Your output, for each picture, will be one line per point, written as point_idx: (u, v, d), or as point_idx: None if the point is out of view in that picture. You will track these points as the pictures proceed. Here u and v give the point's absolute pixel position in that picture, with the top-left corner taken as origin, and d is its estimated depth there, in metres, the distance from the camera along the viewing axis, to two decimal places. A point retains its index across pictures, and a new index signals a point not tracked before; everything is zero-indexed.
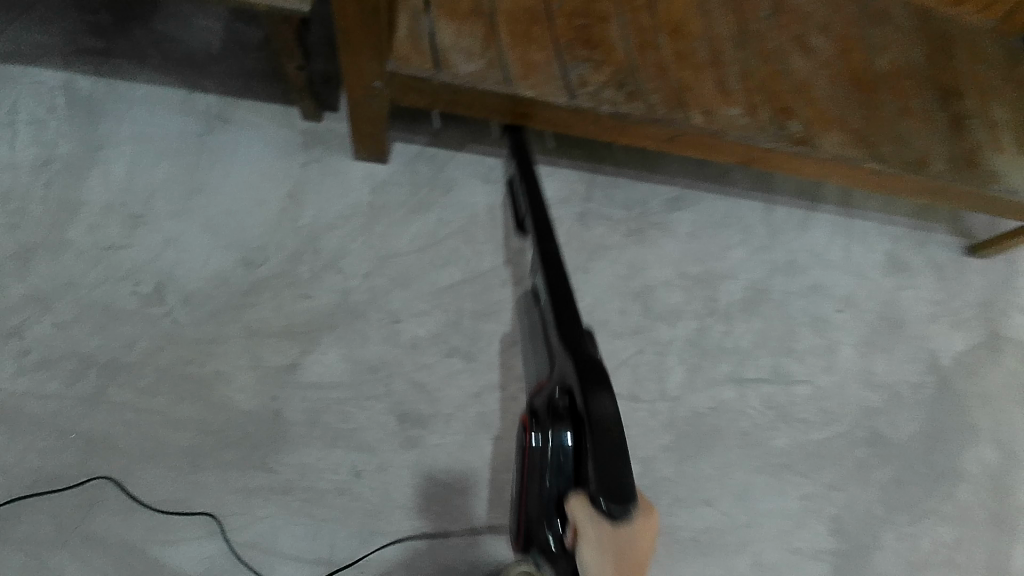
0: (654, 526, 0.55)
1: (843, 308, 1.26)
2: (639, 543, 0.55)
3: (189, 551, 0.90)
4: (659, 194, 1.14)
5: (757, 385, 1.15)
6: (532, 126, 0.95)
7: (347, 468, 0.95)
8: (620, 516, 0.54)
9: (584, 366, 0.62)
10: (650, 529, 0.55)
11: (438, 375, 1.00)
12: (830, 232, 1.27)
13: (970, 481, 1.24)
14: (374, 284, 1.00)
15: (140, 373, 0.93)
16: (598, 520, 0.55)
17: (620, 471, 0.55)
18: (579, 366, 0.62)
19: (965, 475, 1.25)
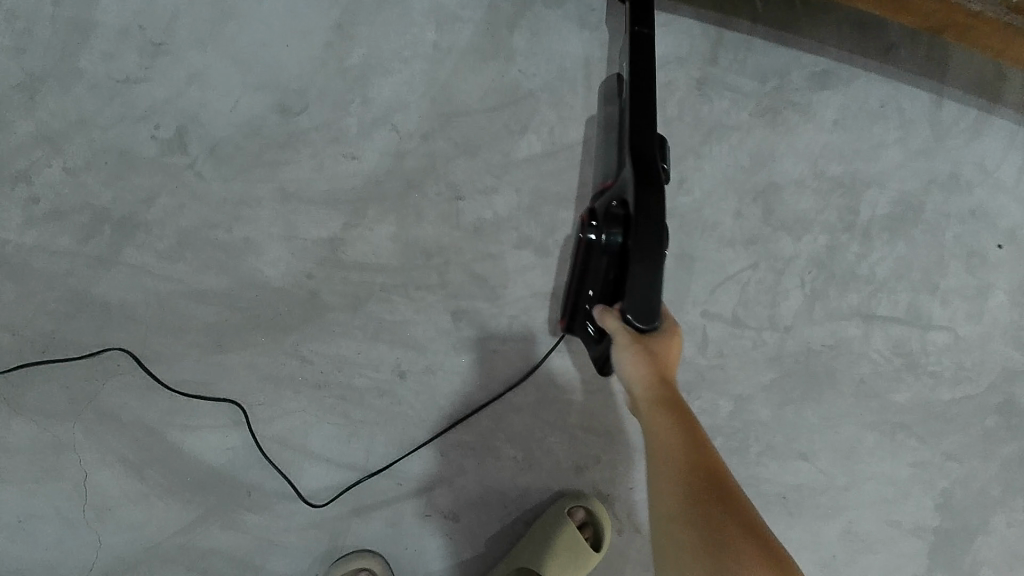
0: (678, 340, 0.60)
1: (1005, 244, 0.99)
2: (663, 352, 0.59)
3: (211, 440, 0.80)
4: (803, 64, 0.89)
5: (887, 325, 0.94)
6: None
7: (391, 366, 0.81)
8: (650, 325, 0.58)
9: (638, 165, 0.62)
10: (672, 337, 0.60)
11: (504, 269, 0.82)
12: (1006, 142, 0.98)
13: None
14: (435, 149, 0.81)
15: (161, 235, 0.79)
16: (625, 329, 0.59)
17: (650, 289, 0.58)
18: (633, 164, 0.63)
19: None
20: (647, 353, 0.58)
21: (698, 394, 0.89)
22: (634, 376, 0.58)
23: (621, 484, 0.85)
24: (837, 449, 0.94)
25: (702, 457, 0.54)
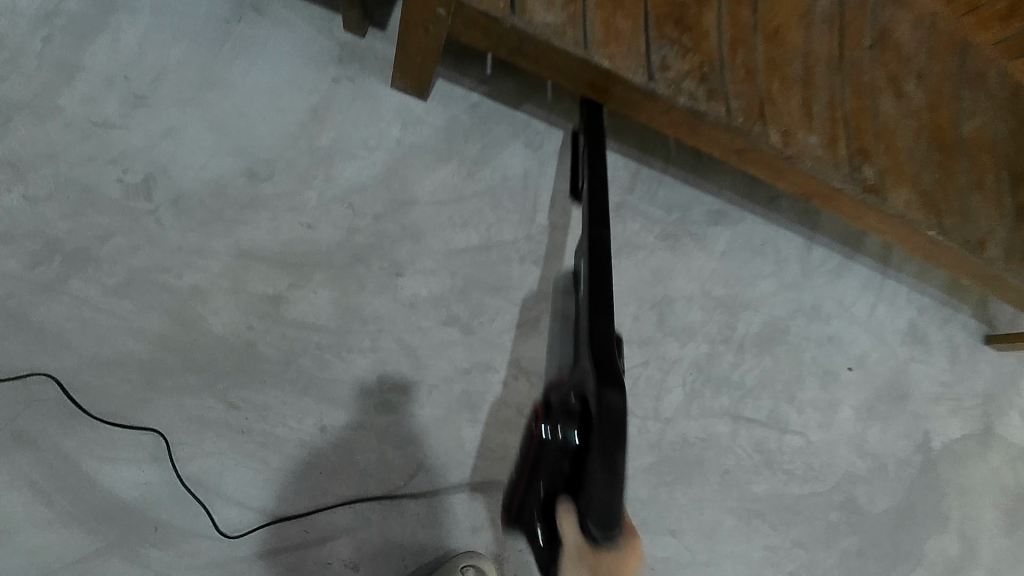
0: (637, 551, 0.59)
1: (854, 367, 1.23)
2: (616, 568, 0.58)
3: (126, 473, 0.81)
4: (702, 204, 1.12)
5: (750, 425, 1.11)
6: (596, 99, 0.88)
7: (313, 419, 0.87)
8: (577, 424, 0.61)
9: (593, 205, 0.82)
10: (633, 552, 0.58)
11: (431, 342, 0.93)
12: (862, 285, 1.26)
13: (926, 566, 1.29)
14: (383, 229, 0.93)
15: (110, 271, 0.83)
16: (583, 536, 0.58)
17: (610, 355, 0.64)
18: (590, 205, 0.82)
19: (923, 560, 1.29)
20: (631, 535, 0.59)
21: None
22: None
23: (513, 547, 0.94)
24: (703, 531, 1.06)
25: None
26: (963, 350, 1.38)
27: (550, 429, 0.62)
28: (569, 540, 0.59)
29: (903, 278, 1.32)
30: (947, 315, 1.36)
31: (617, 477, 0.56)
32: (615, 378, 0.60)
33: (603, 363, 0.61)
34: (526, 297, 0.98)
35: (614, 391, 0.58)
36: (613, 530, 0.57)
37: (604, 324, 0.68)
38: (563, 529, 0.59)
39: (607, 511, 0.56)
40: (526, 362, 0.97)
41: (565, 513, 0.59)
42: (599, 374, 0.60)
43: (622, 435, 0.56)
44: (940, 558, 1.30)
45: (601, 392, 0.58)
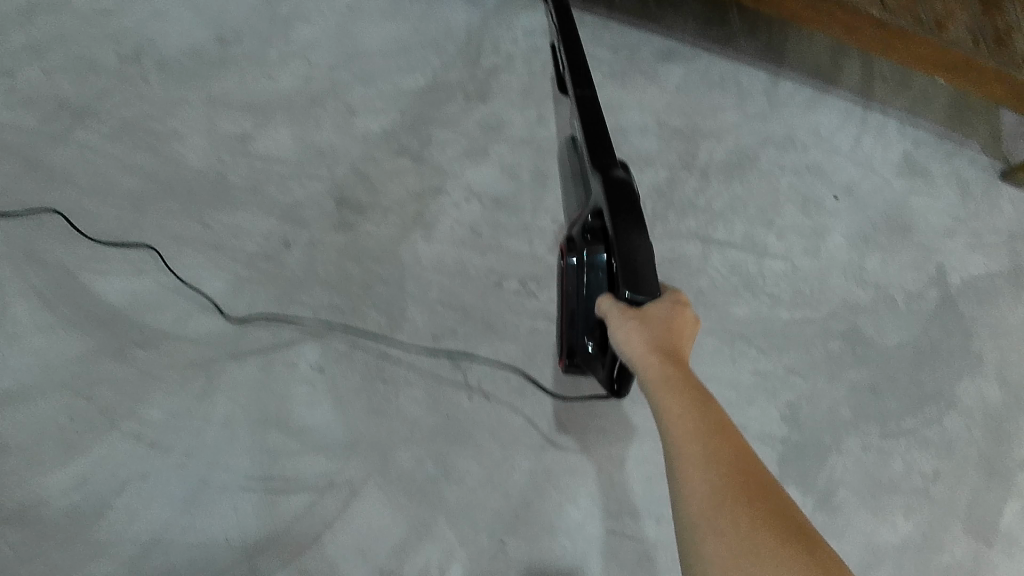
0: (684, 311, 0.67)
1: (841, 196, 1.19)
2: (665, 321, 0.66)
3: (117, 283, 0.93)
4: (651, 45, 1.18)
5: (723, 247, 1.10)
6: None
7: (278, 236, 0.96)
8: (636, 299, 0.68)
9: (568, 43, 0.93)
10: (677, 307, 0.67)
11: (384, 171, 1.01)
12: (839, 117, 1.23)
13: (961, 411, 1.13)
14: (337, 77, 1.05)
15: (107, 121, 0.98)
16: (618, 304, 0.69)
17: (607, 150, 0.79)
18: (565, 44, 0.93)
19: (959, 405, 1.13)
20: (683, 306, 0.68)
21: (546, 283, 1.01)
22: (631, 348, 0.65)
23: (475, 356, 0.97)
24: None
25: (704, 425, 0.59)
26: (975, 186, 1.26)
27: (579, 255, 0.80)
28: (612, 311, 0.69)
29: (890, 113, 1.27)
30: (950, 150, 1.27)
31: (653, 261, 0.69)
32: (634, 210, 0.73)
33: (619, 194, 0.73)
34: (474, 130, 1.05)
35: (637, 225, 0.71)
36: (645, 290, 0.68)
37: (608, 154, 0.79)
38: (607, 313, 0.70)
39: (646, 278, 0.69)
40: (477, 187, 1.03)
41: (605, 302, 0.71)
42: (623, 215, 0.72)
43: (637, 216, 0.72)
44: (980, 404, 1.14)
45: (608, 184, 0.75)
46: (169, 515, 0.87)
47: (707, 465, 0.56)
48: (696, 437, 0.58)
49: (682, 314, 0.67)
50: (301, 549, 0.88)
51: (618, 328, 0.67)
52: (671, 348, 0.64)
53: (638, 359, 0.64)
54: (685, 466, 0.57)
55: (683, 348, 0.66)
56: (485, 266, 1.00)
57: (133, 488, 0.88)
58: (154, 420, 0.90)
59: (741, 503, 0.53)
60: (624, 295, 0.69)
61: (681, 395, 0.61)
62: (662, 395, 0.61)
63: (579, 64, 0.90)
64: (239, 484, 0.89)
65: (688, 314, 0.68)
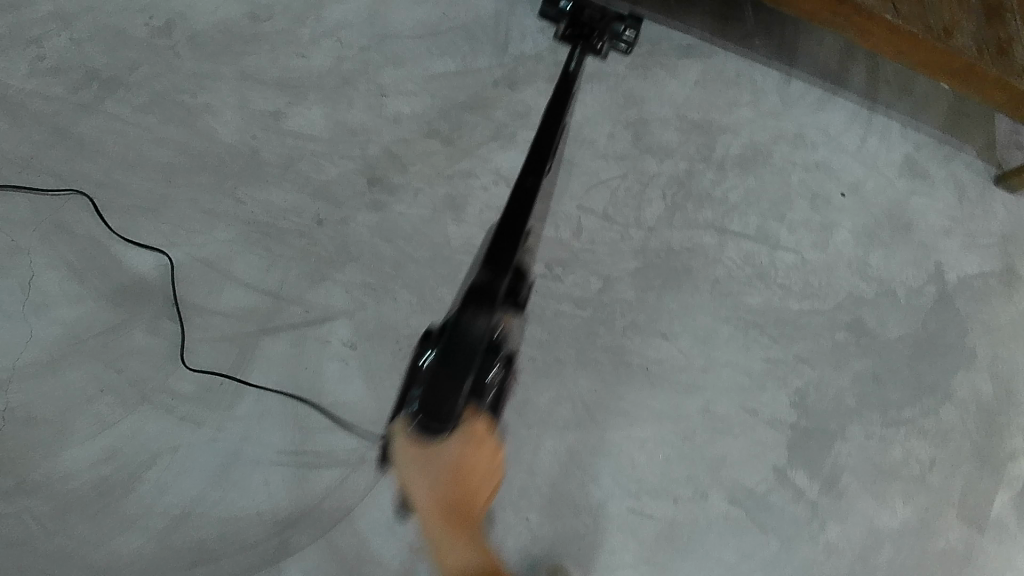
0: (465, 450, 0.57)
1: (848, 194, 1.24)
2: (449, 457, 0.57)
3: (148, 256, 0.92)
4: (672, 38, 1.23)
5: (738, 239, 1.14)
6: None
7: (310, 214, 0.97)
8: (424, 434, 0.53)
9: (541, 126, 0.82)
10: (464, 443, 0.57)
11: (415, 152, 1.03)
12: (846, 118, 1.28)
13: (957, 403, 1.19)
14: (368, 58, 1.06)
15: (137, 94, 0.97)
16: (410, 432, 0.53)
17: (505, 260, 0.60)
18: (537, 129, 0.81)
19: (954, 398, 1.19)
20: (478, 439, 0.57)
21: (572, 269, 1.05)
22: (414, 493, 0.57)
23: None
24: (697, 336, 1.07)
25: (448, 511, 0.57)
26: (971, 190, 1.31)
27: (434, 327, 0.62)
28: (395, 442, 0.56)
29: (894, 115, 1.31)
30: (951, 152, 1.32)
31: (460, 391, 0.51)
32: (485, 304, 0.53)
33: (476, 287, 0.55)
34: (502, 116, 1.08)
35: (479, 316, 0.53)
36: (438, 426, 0.51)
37: (513, 245, 0.61)
38: (392, 439, 0.56)
39: (439, 405, 0.50)
40: (505, 171, 1.05)
41: (396, 421, 0.57)
42: (470, 293, 0.55)
43: (466, 359, 0.51)
44: (974, 398, 1.20)
45: (485, 276, 0.57)
46: (201, 488, 0.89)
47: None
48: (463, 552, 0.58)
49: (476, 432, 0.57)
50: (329, 525, 0.89)
51: (403, 473, 0.58)
52: (457, 500, 0.58)
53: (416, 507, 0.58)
54: (438, 547, 0.59)
55: (480, 485, 0.59)
56: None
57: (163, 462, 0.89)
58: (186, 394, 0.90)
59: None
60: (411, 417, 0.52)
61: (451, 534, 0.59)
62: (430, 527, 0.59)
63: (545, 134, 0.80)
64: (270, 459, 0.90)
65: (473, 454, 0.57)
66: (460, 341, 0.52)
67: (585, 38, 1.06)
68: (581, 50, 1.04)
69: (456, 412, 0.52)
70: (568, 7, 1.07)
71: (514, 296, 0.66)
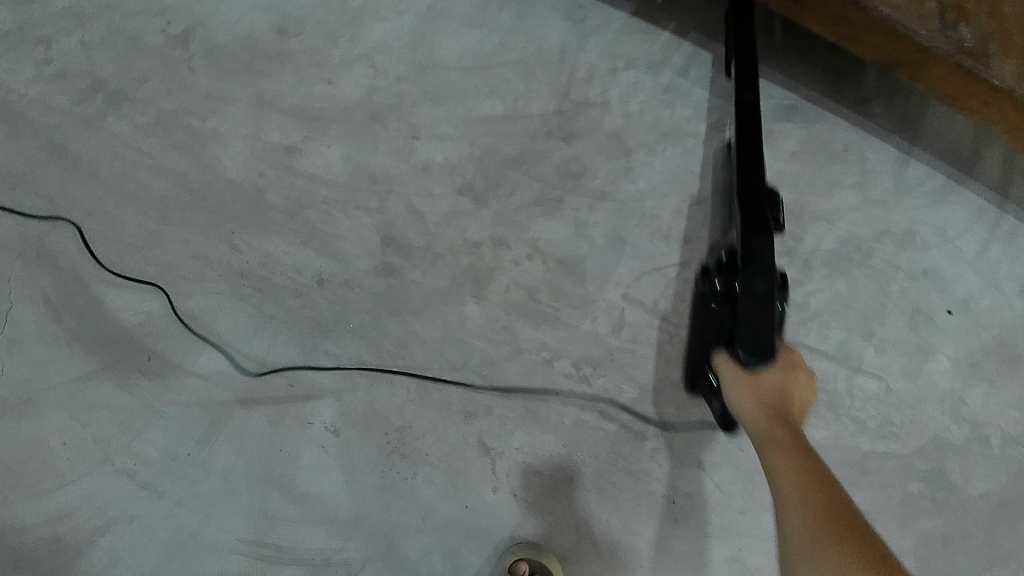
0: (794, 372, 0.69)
1: (955, 312, 1.02)
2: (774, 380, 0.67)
3: (130, 300, 0.83)
4: (771, 98, 1.04)
5: (811, 355, 0.96)
6: None
7: (312, 272, 0.85)
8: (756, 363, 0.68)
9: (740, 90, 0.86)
10: (792, 370, 0.69)
11: (441, 210, 0.88)
12: (969, 216, 1.05)
13: None
14: (404, 91, 0.91)
15: (142, 111, 0.87)
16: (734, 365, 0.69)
17: (757, 211, 0.74)
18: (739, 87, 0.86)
19: None
20: (794, 369, 0.69)
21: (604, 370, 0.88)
22: (743, 407, 0.67)
23: (509, 443, 0.85)
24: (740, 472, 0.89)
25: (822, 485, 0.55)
26: None
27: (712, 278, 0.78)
28: (725, 370, 0.70)
29: None
30: None
31: (764, 335, 0.67)
32: (763, 228, 0.72)
33: (748, 217, 0.73)
34: (550, 176, 0.91)
35: (760, 242, 0.71)
36: (763, 355, 0.67)
37: (757, 178, 0.77)
38: (721, 369, 0.71)
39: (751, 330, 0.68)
40: (543, 244, 0.90)
41: (721, 356, 0.72)
42: (746, 223, 0.73)
43: (767, 271, 0.69)
44: None
45: (750, 231, 0.72)
46: (151, 567, 0.80)
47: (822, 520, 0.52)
48: (824, 479, 0.56)
49: (795, 375, 0.68)
50: None
51: (731, 389, 0.69)
52: (781, 408, 0.65)
53: (750, 422, 0.66)
54: (784, 488, 0.56)
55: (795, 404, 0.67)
56: (538, 340, 0.87)
57: (118, 530, 0.80)
58: (150, 460, 0.81)
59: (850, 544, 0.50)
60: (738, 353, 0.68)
61: (787, 451, 0.59)
62: (772, 453, 0.61)
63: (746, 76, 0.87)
64: (229, 546, 0.80)
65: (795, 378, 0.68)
66: (756, 274, 0.69)
67: None
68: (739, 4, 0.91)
69: (768, 340, 0.67)
70: None
71: (776, 219, 0.78)
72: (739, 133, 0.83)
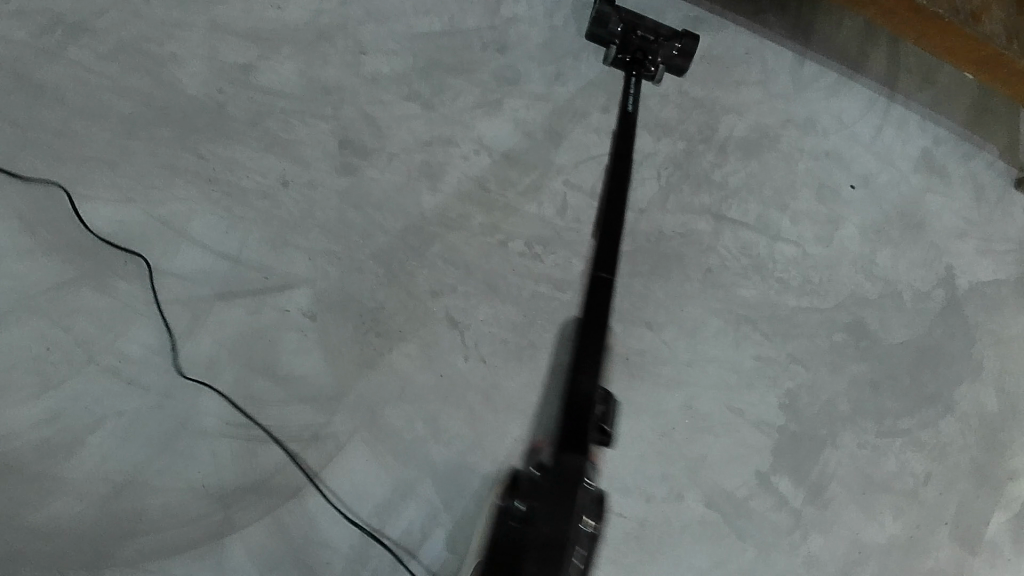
0: None
1: (858, 186, 1.15)
2: None
3: (104, 211, 0.88)
4: (681, 10, 1.15)
5: (736, 227, 1.07)
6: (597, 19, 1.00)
7: (277, 175, 0.92)
8: None
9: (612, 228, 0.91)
10: None
11: (392, 115, 0.97)
12: (864, 105, 1.19)
13: (960, 419, 1.13)
14: (348, 12, 0.99)
15: (102, 40, 0.93)
16: None
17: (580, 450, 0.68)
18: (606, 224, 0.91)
19: (957, 412, 1.13)
20: None
21: (553, 248, 0.98)
22: None
23: (474, 316, 0.93)
24: (682, 328, 1.01)
25: None
26: (988, 190, 1.22)
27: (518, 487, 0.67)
28: None
29: (913, 105, 1.21)
30: (970, 149, 1.22)
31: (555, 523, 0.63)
32: (582, 453, 0.68)
33: (575, 430, 0.69)
34: (489, 81, 1.01)
35: (577, 454, 0.67)
36: None
37: (591, 385, 0.75)
38: None
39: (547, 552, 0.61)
40: (488, 141, 0.99)
41: None
42: (571, 422, 0.70)
43: (580, 487, 0.65)
44: (978, 413, 1.14)
45: (561, 460, 0.67)
46: (146, 455, 0.85)
47: None
48: None
49: None
50: (279, 502, 0.86)
51: None
52: None
53: None
54: None
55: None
56: (492, 225, 0.97)
57: (109, 425, 0.85)
58: (135, 356, 0.86)
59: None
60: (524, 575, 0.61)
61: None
62: None
63: (611, 240, 0.89)
64: (220, 430, 0.86)
65: None
66: (562, 476, 0.66)
67: (640, 64, 1.03)
68: (636, 90, 1.02)
69: (556, 539, 0.62)
70: (619, 27, 1.01)
71: (602, 431, 0.73)
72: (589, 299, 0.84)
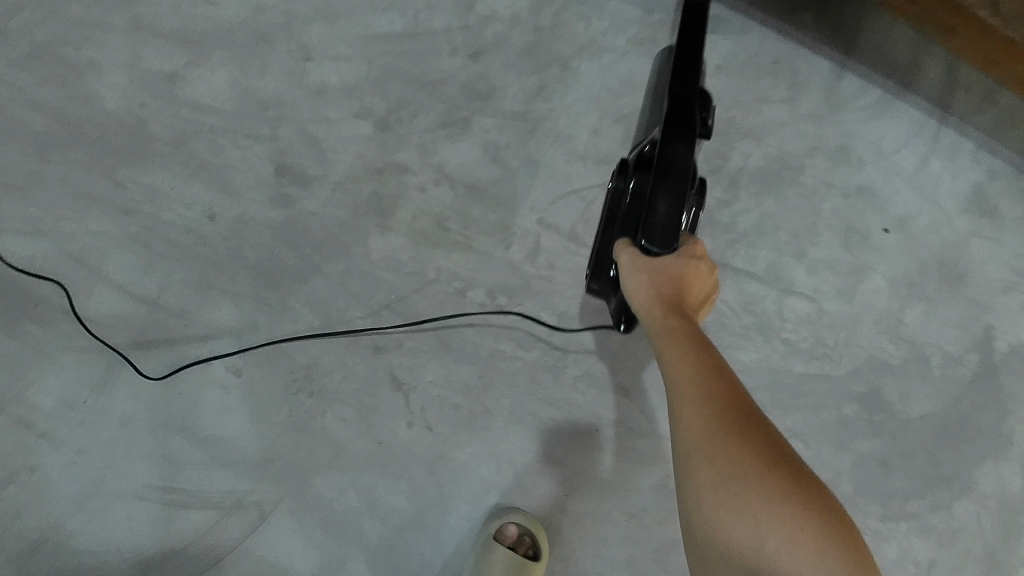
0: (704, 270, 0.59)
1: (894, 229, 0.98)
2: (697, 272, 0.59)
3: (12, 245, 0.79)
4: None
5: (738, 277, 0.93)
6: None
7: (202, 207, 0.80)
8: (660, 250, 0.58)
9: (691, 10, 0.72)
10: (703, 265, 0.59)
11: (339, 136, 0.83)
12: (912, 128, 0.99)
13: (976, 500, 0.96)
14: (293, 9, 0.85)
15: (13, 43, 0.81)
16: (634, 253, 0.60)
17: (685, 147, 0.61)
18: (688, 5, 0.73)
19: (974, 492, 0.96)
20: (699, 259, 0.59)
21: (519, 299, 0.84)
22: (634, 296, 0.58)
23: (421, 375, 0.82)
24: None
25: (728, 396, 0.49)
26: None
27: (635, 182, 0.72)
28: (624, 257, 0.60)
29: (975, 130, 1.00)
30: None
31: (691, 145, 0.61)
32: (690, 130, 0.62)
33: (678, 112, 0.63)
34: (456, 96, 0.86)
35: (681, 145, 0.61)
36: (669, 241, 0.58)
37: (691, 84, 0.66)
38: (619, 256, 0.61)
39: (661, 226, 0.58)
40: (450, 169, 0.85)
41: (620, 245, 0.62)
42: (670, 127, 0.62)
43: (688, 175, 0.60)
44: (1002, 496, 0.97)
45: (670, 143, 0.61)
46: (56, 517, 0.78)
47: (740, 503, 0.44)
48: (708, 381, 0.49)
49: (698, 266, 0.59)
50: (196, 574, 0.78)
51: (628, 278, 0.59)
52: (677, 300, 0.56)
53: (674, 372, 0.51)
54: (676, 405, 0.50)
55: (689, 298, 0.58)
56: (448, 270, 0.84)
57: (18, 482, 0.78)
58: (45, 408, 0.78)
59: (759, 451, 0.46)
60: (640, 243, 0.59)
61: (682, 348, 0.52)
62: (664, 342, 0.53)
63: (694, 16, 0.73)
64: (134, 492, 0.78)
65: (701, 272, 0.59)
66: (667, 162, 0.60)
67: None
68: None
69: (691, 164, 0.60)
70: None
71: (706, 122, 0.67)
72: (678, 45, 0.70)
